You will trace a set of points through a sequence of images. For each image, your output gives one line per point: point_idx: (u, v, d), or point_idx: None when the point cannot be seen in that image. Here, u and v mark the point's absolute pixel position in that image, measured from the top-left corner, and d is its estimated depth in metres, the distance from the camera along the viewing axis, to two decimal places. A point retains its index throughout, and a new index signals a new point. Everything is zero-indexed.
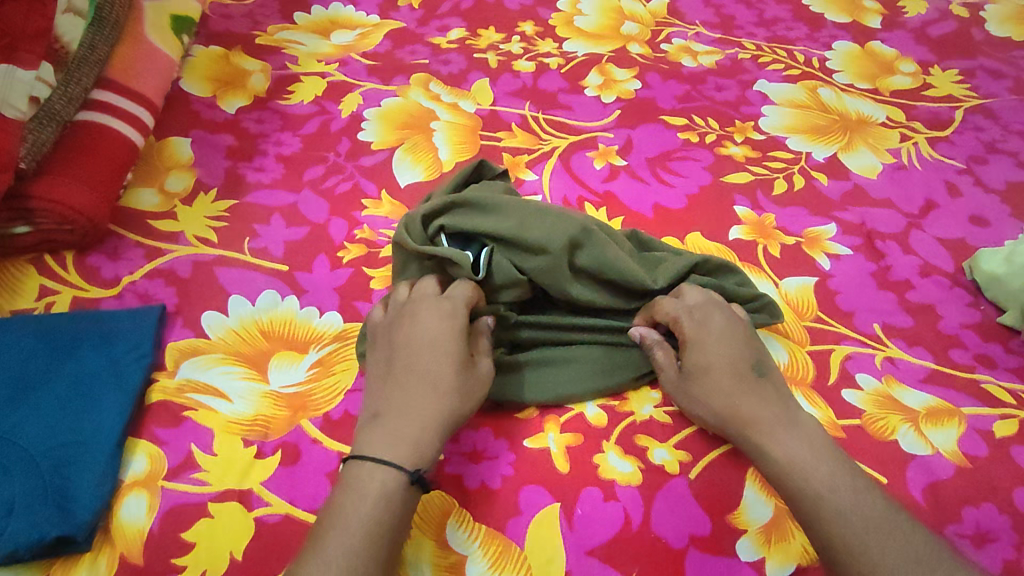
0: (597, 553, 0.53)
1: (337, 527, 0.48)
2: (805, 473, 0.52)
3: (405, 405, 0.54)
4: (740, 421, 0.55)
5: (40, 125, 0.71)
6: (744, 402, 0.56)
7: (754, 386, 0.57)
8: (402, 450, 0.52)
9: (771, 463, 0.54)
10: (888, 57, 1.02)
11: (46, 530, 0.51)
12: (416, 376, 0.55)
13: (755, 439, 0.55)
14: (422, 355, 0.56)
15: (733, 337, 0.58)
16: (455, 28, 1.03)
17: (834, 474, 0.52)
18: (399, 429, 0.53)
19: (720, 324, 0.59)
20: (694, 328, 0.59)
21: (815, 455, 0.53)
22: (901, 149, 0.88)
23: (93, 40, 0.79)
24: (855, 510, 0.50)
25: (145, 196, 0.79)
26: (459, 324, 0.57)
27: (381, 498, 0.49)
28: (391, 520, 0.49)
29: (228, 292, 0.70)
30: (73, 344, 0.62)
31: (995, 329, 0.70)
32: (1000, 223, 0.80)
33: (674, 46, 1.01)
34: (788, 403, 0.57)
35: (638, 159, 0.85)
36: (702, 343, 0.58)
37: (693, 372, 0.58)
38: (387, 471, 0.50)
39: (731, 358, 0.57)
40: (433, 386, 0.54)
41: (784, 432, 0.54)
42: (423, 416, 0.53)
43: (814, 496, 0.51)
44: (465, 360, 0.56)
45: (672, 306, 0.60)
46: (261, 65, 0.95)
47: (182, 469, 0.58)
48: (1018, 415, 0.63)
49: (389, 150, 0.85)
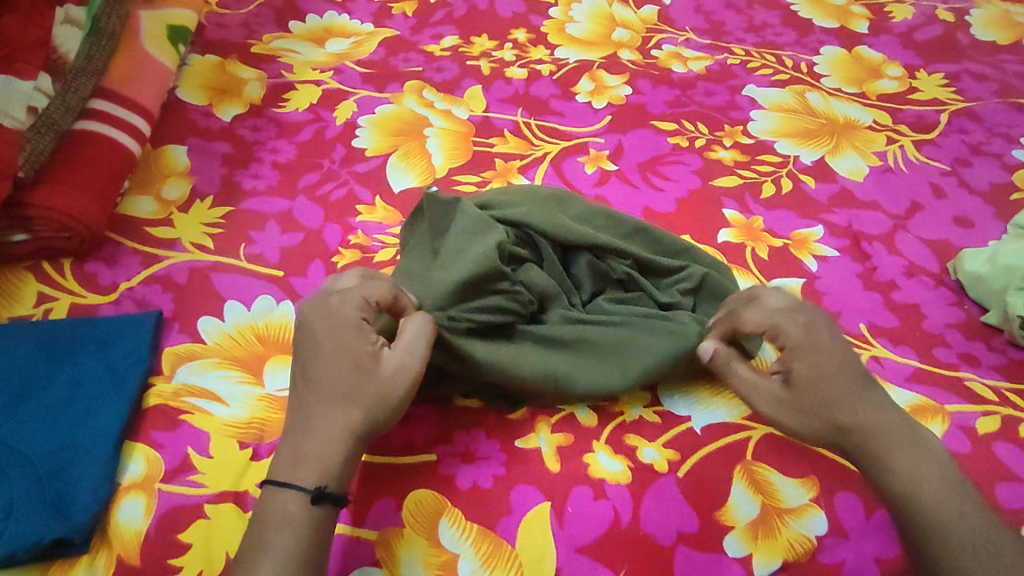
0: (586, 551, 0.54)
1: (251, 563, 0.47)
2: (935, 502, 0.51)
3: (308, 424, 0.52)
4: (856, 432, 0.54)
5: (38, 133, 0.73)
6: (863, 416, 0.54)
7: (874, 399, 0.55)
8: (308, 472, 0.50)
9: (894, 486, 0.52)
10: (875, 62, 1.04)
11: (45, 532, 0.52)
12: (315, 391, 0.53)
13: (873, 455, 0.53)
14: (317, 369, 0.54)
15: (840, 348, 0.56)
16: (448, 35, 1.05)
17: (962, 507, 0.50)
18: (302, 449, 0.51)
19: (830, 335, 0.57)
20: (800, 333, 0.57)
21: (943, 478, 0.52)
22: (887, 151, 0.89)
23: (90, 50, 0.81)
24: (983, 547, 0.49)
25: (142, 204, 0.80)
26: (353, 327, 0.55)
27: (287, 525, 0.49)
28: (303, 545, 0.48)
29: (224, 297, 0.71)
30: (71, 350, 0.63)
31: (979, 328, 0.71)
32: (984, 224, 0.81)
33: (665, 52, 1.03)
34: (907, 419, 0.55)
35: (628, 164, 0.86)
36: (808, 356, 0.56)
37: (804, 380, 0.56)
38: (290, 497, 0.50)
39: (841, 366, 0.56)
40: (335, 400, 0.53)
41: (906, 453, 0.53)
42: (330, 431, 0.52)
43: (942, 529, 0.50)
44: (362, 361, 0.54)
45: (776, 303, 0.59)
46: (257, 74, 0.96)
47: (179, 471, 0.59)
48: (1001, 412, 0.64)
49: (382, 157, 0.86)
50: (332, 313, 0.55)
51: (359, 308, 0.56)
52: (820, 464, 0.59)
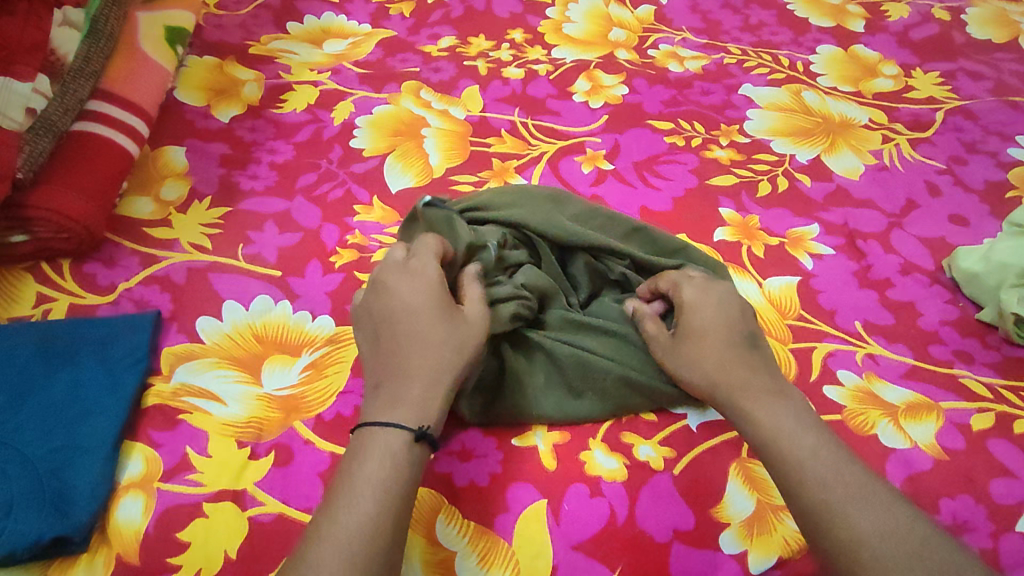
0: (583, 548, 0.54)
1: (348, 491, 0.47)
2: (791, 441, 0.51)
3: (405, 365, 0.54)
4: (726, 382, 0.56)
5: (37, 135, 0.73)
6: (731, 367, 0.56)
7: (745, 353, 0.57)
8: (406, 412, 0.51)
9: (756, 431, 0.53)
10: (871, 61, 1.04)
11: (44, 531, 0.52)
12: (411, 339, 0.55)
13: (742, 403, 0.55)
14: (406, 321, 0.56)
15: (719, 305, 0.60)
16: (445, 36, 1.05)
17: (818, 444, 0.51)
18: (401, 393, 0.53)
19: (719, 295, 0.61)
20: (693, 292, 0.61)
21: (802, 426, 0.52)
22: (882, 150, 0.90)
23: (88, 52, 0.81)
24: (836, 479, 0.48)
25: (141, 205, 0.80)
26: (433, 283, 0.58)
27: (388, 458, 0.49)
28: (403, 481, 0.48)
29: (223, 297, 0.72)
30: (69, 350, 0.63)
31: (974, 325, 0.71)
32: (979, 222, 0.82)
33: (661, 52, 1.03)
34: (778, 377, 0.57)
35: (625, 163, 0.87)
36: (697, 307, 0.60)
37: (688, 332, 0.59)
38: (391, 433, 0.50)
39: (719, 322, 0.59)
40: (426, 346, 0.54)
41: (768, 401, 0.54)
42: (423, 375, 0.53)
43: (795, 465, 0.50)
44: (449, 309, 0.56)
45: (673, 274, 0.64)
46: (255, 75, 0.96)
47: (177, 470, 0.59)
48: (995, 409, 0.64)
49: (380, 157, 0.86)
50: (413, 271, 0.58)
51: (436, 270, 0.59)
52: None
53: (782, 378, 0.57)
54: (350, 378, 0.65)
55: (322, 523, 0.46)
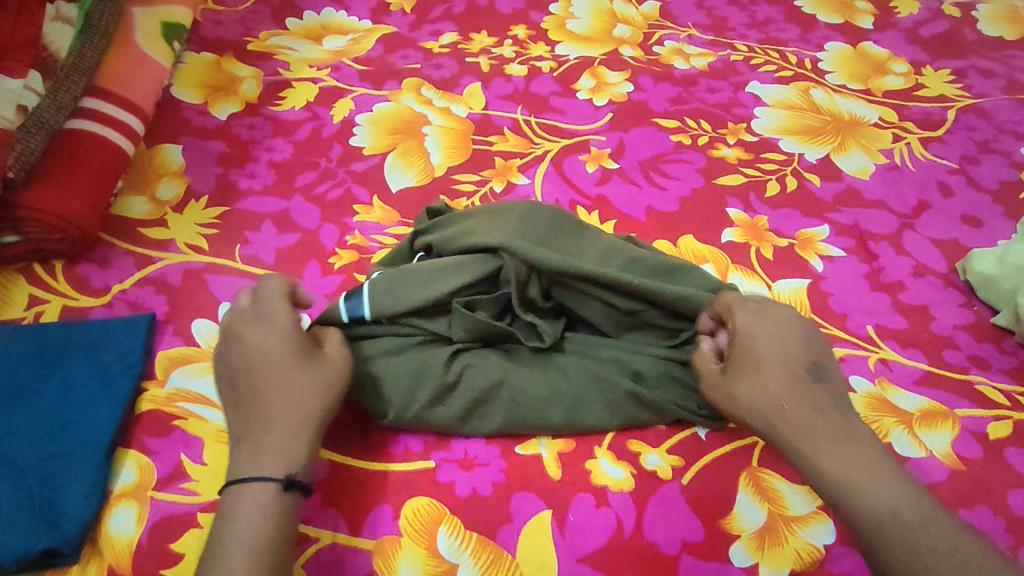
0: (589, 561, 0.53)
1: (219, 555, 0.45)
2: (867, 495, 0.47)
3: (265, 418, 0.52)
4: (782, 422, 0.52)
5: (27, 133, 0.71)
6: (791, 406, 0.52)
7: (808, 390, 0.53)
8: (276, 462, 0.50)
9: (826, 480, 0.49)
10: (880, 58, 1.02)
11: (33, 543, 0.50)
12: (267, 389, 0.52)
13: (803, 447, 0.51)
14: (262, 368, 0.53)
15: (776, 335, 0.55)
16: (447, 32, 1.03)
17: (896, 498, 0.47)
18: (263, 444, 0.50)
19: (777, 322, 0.56)
20: (747, 319, 0.56)
21: (874, 471, 0.48)
22: (893, 149, 0.88)
23: (82, 48, 0.79)
24: (921, 539, 0.45)
25: (136, 205, 0.78)
26: (286, 326, 0.55)
27: (256, 514, 0.47)
28: (276, 535, 0.47)
29: (219, 300, 0.70)
30: (61, 354, 0.61)
31: (989, 330, 0.70)
32: (993, 223, 0.80)
33: (666, 48, 1.01)
34: (845, 414, 0.52)
35: (630, 162, 0.85)
36: (754, 337, 0.55)
37: (735, 366, 0.55)
38: (256, 488, 0.48)
39: (779, 355, 0.54)
40: (283, 392, 0.52)
41: (837, 447, 0.50)
42: (287, 420, 0.51)
43: (874, 522, 0.46)
44: (304, 352, 0.54)
45: (731, 298, 0.58)
46: (253, 71, 0.95)
47: (171, 478, 0.57)
48: (1012, 416, 0.63)
49: (380, 155, 0.84)
50: (238, 334, 0.55)
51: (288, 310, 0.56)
52: None
53: (850, 412, 0.53)
54: None
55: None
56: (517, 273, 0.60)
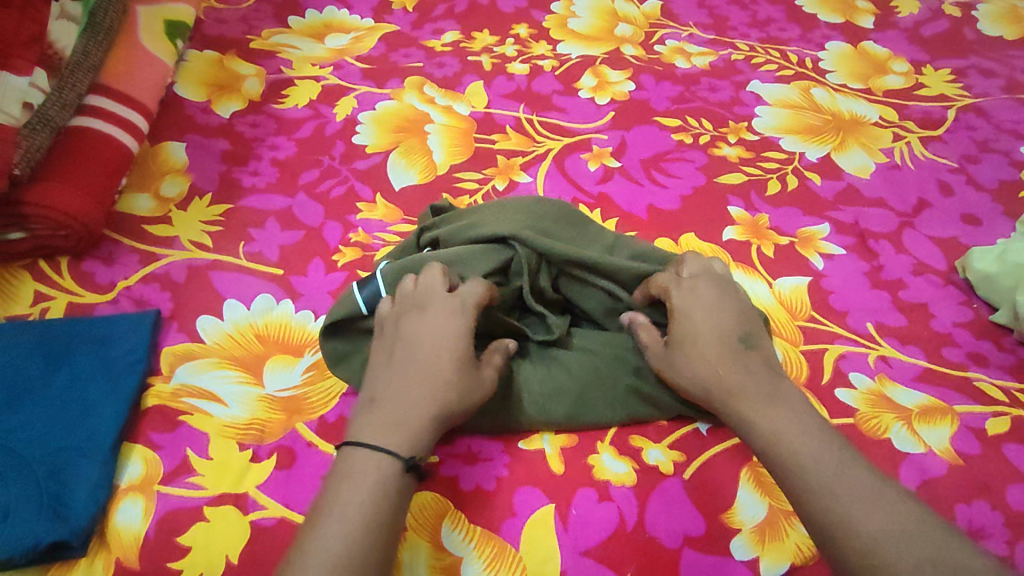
0: (591, 554, 0.53)
1: (335, 513, 0.46)
2: (792, 447, 0.50)
3: (401, 398, 0.52)
4: (721, 389, 0.54)
5: (33, 130, 0.71)
6: (727, 373, 0.54)
7: (744, 359, 0.55)
8: (401, 438, 0.50)
9: (756, 438, 0.52)
10: (881, 57, 1.03)
11: (42, 536, 0.51)
12: (413, 372, 0.54)
13: (738, 411, 0.53)
14: (421, 355, 0.54)
15: (712, 311, 0.58)
16: (449, 30, 1.03)
17: (819, 450, 0.49)
18: (392, 421, 0.51)
19: (709, 297, 0.58)
20: (682, 297, 0.58)
21: (802, 429, 0.51)
22: (893, 148, 0.88)
23: (87, 46, 0.80)
24: (840, 484, 0.47)
25: (140, 202, 0.79)
26: (464, 325, 0.56)
27: (378, 486, 0.48)
28: (391, 512, 0.47)
29: (224, 296, 0.70)
30: (68, 350, 0.62)
31: (988, 327, 0.70)
32: (992, 222, 0.80)
33: (668, 47, 1.02)
34: (776, 379, 0.55)
35: (631, 161, 0.85)
36: (690, 313, 0.57)
37: (678, 340, 0.57)
38: (381, 459, 0.49)
39: (715, 329, 0.56)
40: (432, 381, 0.53)
41: (767, 408, 0.52)
42: (422, 409, 0.52)
43: (798, 470, 0.48)
44: (465, 358, 0.55)
45: (664, 277, 0.61)
46: (256, 70, 0.95)
47: (178, 473, 0.58)
48: (1011, 413, 0.63)
49: (383, 153, 0.85)
50: (421, 308, 0.57)
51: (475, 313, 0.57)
52: None
53: (783, 378, 0.55)
54: None
55: (307, 545, 0.44)
56: (529, 263, 0.62)
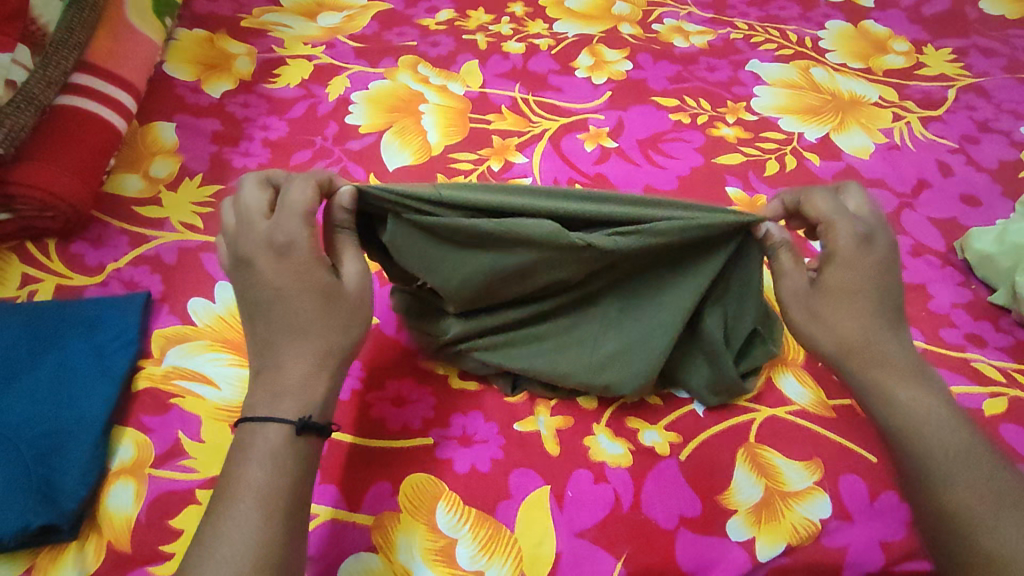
0: (587, 535, 0.53)
1: (228, 497, 0.45)
2: (939, 432, 0.49)
3: (279, 355, 0.50)
4: (862, 347, 0.52)
5: (17, 109, 0.68)
6: (874, 337, 0.52)
7: (895, 325, 0.52)
8: (288, 403, 0.48)
9: (894, 412, 0.50)
10: (881, 37, 1.01)
11: (30, 519, 0.50)
12: (280, 327, 0.50)
13: (878, 376, 0.51)
14: (278, 304, 0.50)
15: (876, 264, 0.52)
16: (444, 9, 1.01)
17: (968, 443, 0.48)
18: (279, 382, 0.49)
19: (876, 254, 0.53)
20: (850, 241, 0.53)
21: (947, 417, 0.49)
22: (893, 129, 0.87)
23: (71, 22, 0.77)
24: (984, 485, 0.46)
25: (129, 182, 0.77)
26: (302, 257, 0.50)
27: (272, 459, 0.46)
28: (287, 483, 0.46)
29: (216, 279, 0.69)
30: (57, 333, 0.61)
31: (986, 308, 0.70)
32: (991, 203, 0.80)
33: (666, 26, 1.00)
34: (919, 357, 0.52)
35: (628, 141, 0.84)
36: (852, 268, 0.52)
37: (829, 287, 0.53)
38: (269, 428, 0.47)
39: (874, 282, 0.52)
40: (303, 333, 0.50)
41: (912, 384, 0.51)
42: (301, 362, 0.50)
43: (934, 456, 0.48)
44: (326, 292, 0.51)
45: (827, 205, 0.54)
46: (246, 49, 0.93)
47: (170, 456, 0.57)
48: (1008, 393, 0.63)
49: (377, 134, 0.83)
50: (251, 263, 0.51)
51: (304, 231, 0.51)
52: (824, 448, 0.58)
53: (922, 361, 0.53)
54: None
55: (206, 536, 0.44)
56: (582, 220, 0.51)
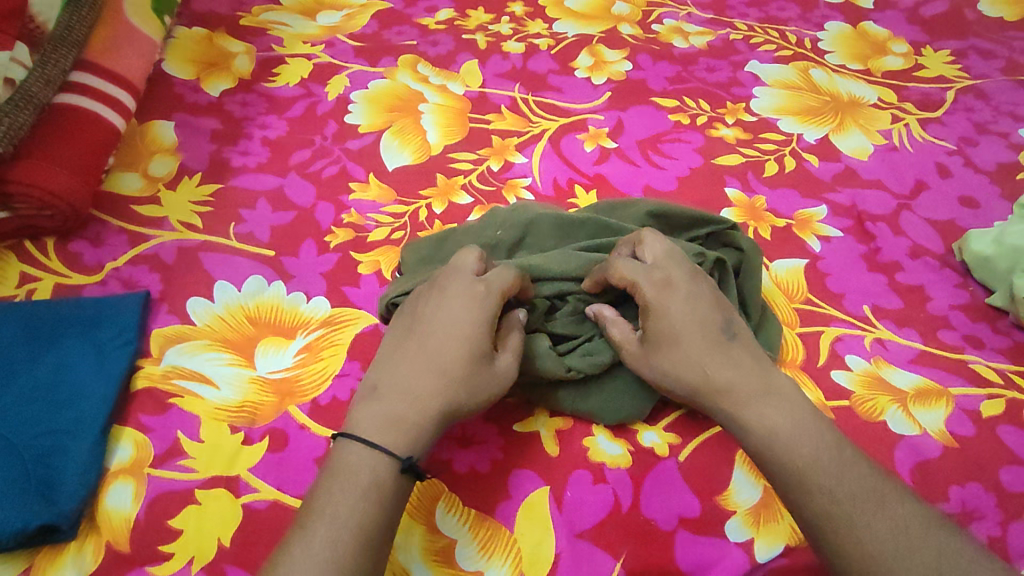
0: (587, 536, 0.53)
1: (324, 517, 0.45)
2: (789, 446, 0.50)
3: (409, 380, 0.52)
4: (710, 389, 0.53)
5: (16, 107, 0.68)
6: (712, 372, 0.53)
7: (726, 352, 0.53)
8: (396, 436, 0.49)
9: (749, 436, 0.52)
10: (880, 38, 1.01)
11: (30, 519, 0.50)
12: (426, 357, 0.53)
13: (726, 408, 0.52)
14: (443, 339, 0.53)
15: (686, 299, 0.54)
16: (443, 8, 1.01)
17: (816, 448, 0.49)
18: (397, 410, 0.50)
19: (685, 291, 0.55)
20: (654, 291, 0.54)
21: (798, 425, 0.51)
22: (892, 130, 0.87)
23: (70, 20, 0.76)
24: (841, 484, 0.48)
25: (128, 181, 0.77)
26: (490, 314, 0.54)
27: (373, 488, 0.47)
28: (384, 515, 0.47)
29: (215, 278, 0.69)
30: (56, 333, 0.61)
31: (983, 310, 0.70)
32: (990, 205, 0.80)
33: (665, 27, 1.00)
34: (762, 366, 0.54)
35: (628, 142, 0.84)
36: (667, 309, 0.54)
37: (655, 341, 0.54)
38: (364, 453, 0.49)
39: (696, 321, 0.54)
40: (443, 374, 0.52)
41: (758, 401, 0.52)
42: (426, 400, 0.51)
43: (793, 472, 0.49)
44: (483, 355, 0.53)
45: (628, 267, 0.55)
46: (245, 47, 0.93)
47: (169, 456, 0.57)
48: (1005, 395, 0.63)
49: (376, 134, 0.83)
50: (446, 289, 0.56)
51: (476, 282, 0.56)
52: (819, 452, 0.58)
53: (769, 367, 0.54)
54: (346, 362, 0.63)
55: (296, 548, 0.44)
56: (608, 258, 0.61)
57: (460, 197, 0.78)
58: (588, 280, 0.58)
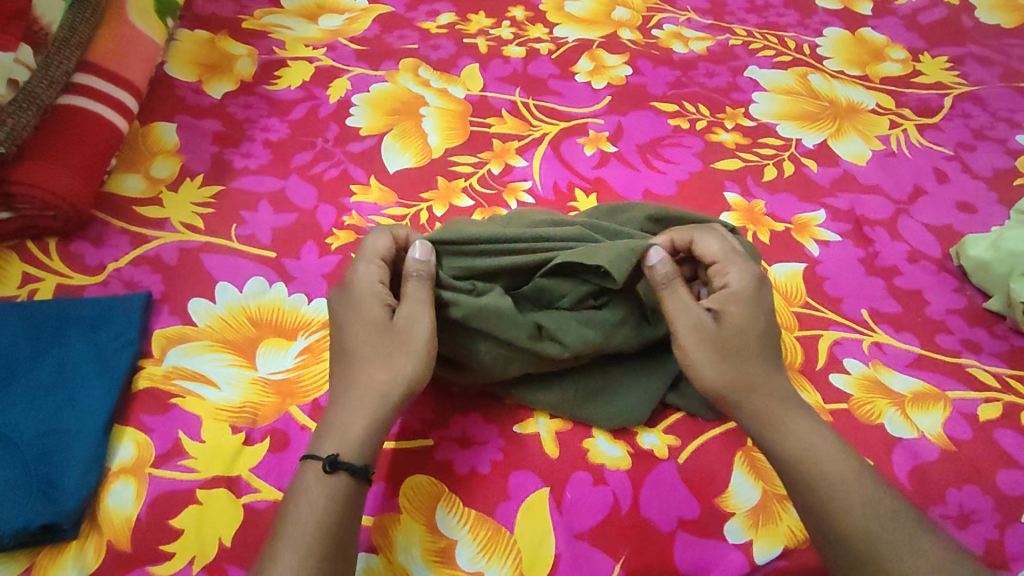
0: (586, 537, 0.53)
1: (271, 540, 0.46)
2: (822, 460, 0.51)
3: (335, 386, 0.54)
4: (753, 385, 0.53)
5: (19, 108, 0.68)
6: (764, 369, 0.54)
7: (778, 358, 0.56)
8: (328, 442, 0.50)
9: (784, 447, 0.52)
10: (878, 44, 1.02)
11: (32, 518, 0.50)
12: (339, 361, 0.55)
13: (768, 408, 0.53)
14: (342, 334, 0.55)
15: (766, 301, 0.57)
16: (444, 13, 1.02)
17: (846, 465, 0.50)
18: (328, 417, 0.52)
19: (764, 293, 0.57)
20: (745, 280, 0.56)
21: (827, 442, 0.52)
22: (890, 136, 0.88)
23: (73, 22, 0.78)
24: (865, 503, 0.49)
25: (130, 182, 0.77)
26: (360, 292, 0.56)
27: (305, 500, 0.48)
28: (323, 523, 0.47)
29: (217, 279, 0.70)
30: (58, 332, 0.61)
31: (982, 314, 0.70)
32: (987, 210, 0.80)
33: (665, 32, 1.01)
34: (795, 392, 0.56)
35: (627, 146, 0.85)
36: (744, 301, 0.56)
37: (725, 322, 0.55)
38: (308, 469, 0.49)
39: (764, 322, 0.56)
40: (352, 364, 0.54)
41: (794, 413, 0.53)
42: (353, 399, 0.52)
43: (823, 490, 0.50)
44: (377, 322, 0.54)
45: (718, 247, 0.58)
46: (247, 50, 0.93)
47: (170, 456, 0.57)
48: (1002, 398, 0.64)
49: (377, 136, 0.84)
50: (347, 282, 0.57)
51: (374, 271, 0.56)
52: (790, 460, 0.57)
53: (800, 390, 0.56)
54: None
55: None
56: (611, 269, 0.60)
57: (461, 199, 0.78)
58: (663, 236, 0.60)
